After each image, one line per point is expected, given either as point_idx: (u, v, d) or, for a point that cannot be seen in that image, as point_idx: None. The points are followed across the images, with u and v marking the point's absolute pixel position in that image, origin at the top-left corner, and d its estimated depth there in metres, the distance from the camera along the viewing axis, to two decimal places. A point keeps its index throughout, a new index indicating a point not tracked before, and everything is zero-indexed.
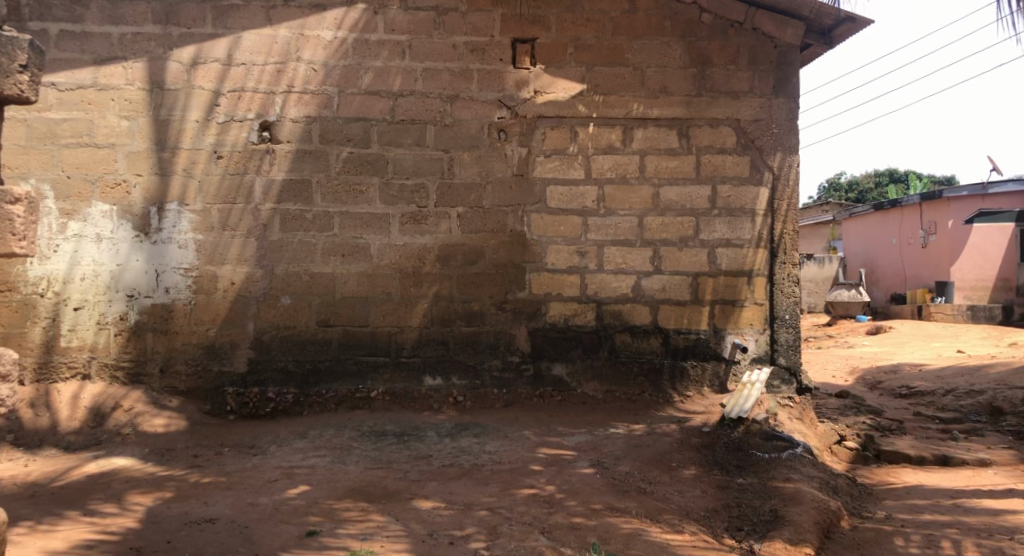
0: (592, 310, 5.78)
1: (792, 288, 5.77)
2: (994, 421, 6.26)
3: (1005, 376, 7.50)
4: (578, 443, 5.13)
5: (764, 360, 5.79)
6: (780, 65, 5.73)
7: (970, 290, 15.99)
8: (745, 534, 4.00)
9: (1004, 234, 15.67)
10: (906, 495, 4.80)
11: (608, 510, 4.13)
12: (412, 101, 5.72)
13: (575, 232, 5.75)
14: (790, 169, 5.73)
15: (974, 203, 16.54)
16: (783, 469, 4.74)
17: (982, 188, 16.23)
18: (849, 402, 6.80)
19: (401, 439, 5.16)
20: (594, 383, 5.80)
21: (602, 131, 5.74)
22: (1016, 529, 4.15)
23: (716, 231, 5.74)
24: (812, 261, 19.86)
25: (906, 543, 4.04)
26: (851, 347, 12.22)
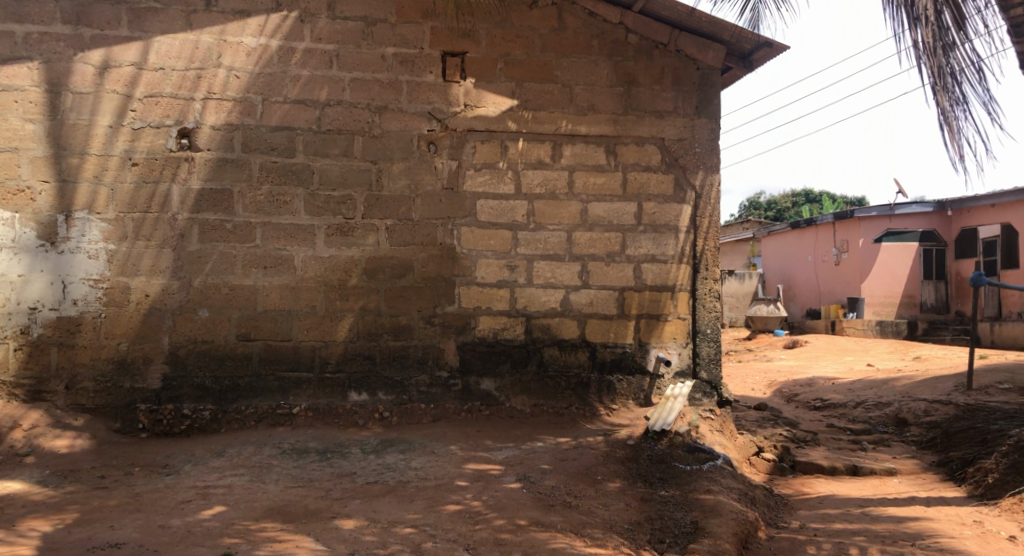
0: (522, 324, 5.78)
1: (713, 302, 5.92)
2: (900, 432, 6.57)
3: (910, 388, 7.89)
4: (507, 458, 5.11)
5: (686, 374, 5.91)
6: (702, 87, 5.90)
7: (879, 306, 16.97)
8: (666, 546, 4.06)
9: (908, 254, 16.90)
10: (819, 505, 4.97)
11: (533, 525, 4.13)
12: (339, 111, 5.64)
13: (504, 246, 5.76)
14: (711, 188, 5.90)
15: (882, 224, 17.07)
16: (704, 480, 4.83)
17: (889, 209, 16.85)
18: (767, 414, 7.00)
19: (324, 456, 5.04)
20: (523, 397, 5.80)
21: (531, 147, 5.78)
22: (919, 535, 4.34)
23: (643, 247, 5.85)
24: (734, 277, 20.48)
25: (818, 552, 4.18)
26: (770, 361, 12.61)
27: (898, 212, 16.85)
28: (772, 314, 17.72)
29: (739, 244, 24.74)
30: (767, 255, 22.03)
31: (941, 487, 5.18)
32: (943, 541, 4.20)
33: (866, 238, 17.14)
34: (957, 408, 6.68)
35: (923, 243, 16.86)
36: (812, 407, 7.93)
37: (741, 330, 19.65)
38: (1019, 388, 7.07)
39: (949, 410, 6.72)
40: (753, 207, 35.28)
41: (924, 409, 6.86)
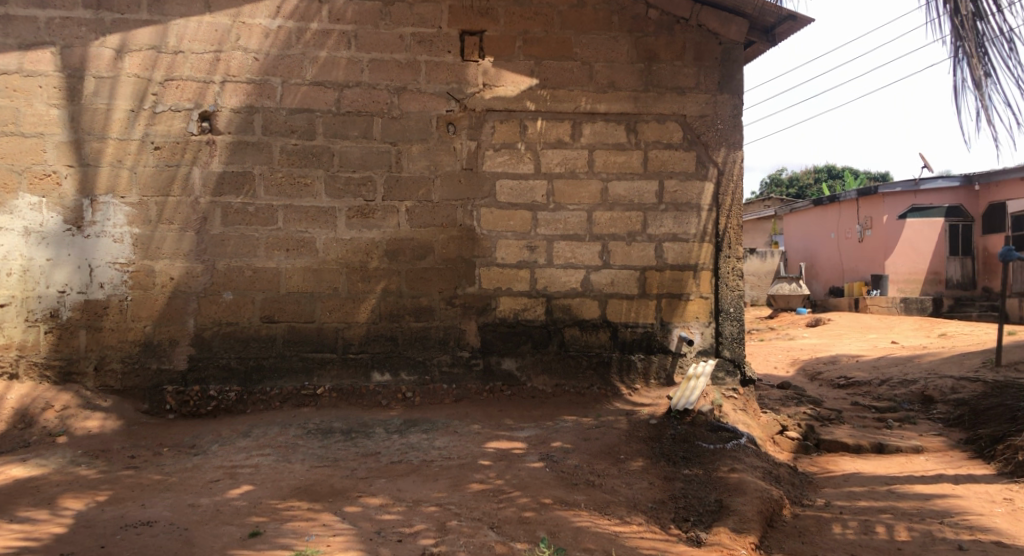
0: (542, 305, 5.78)
1: (736, 281, 5.87)
2: (925, 409, 6.52)
3: (935, 366, 7.80)
4: (529, 437, 5.14)
5: (709, 353, 5.88)
6: (724, 62, 5.82)
7: (902, 283, 16.75)
8: (691, 525, 4.08)
9: (934, 229, 16.64)
10: (844, 483, 4.98)
11: (557, 504, 4.15)
12: (358, 92, 5.62)
13: (524, 227, 5.74)
14: (733, 165, 5.82)
15: (907, 199, 16.77)
16: (727, 459, 4.84)
17: (914, 184, 16.51)
18: (790, 393, 6.96)
19: (349, 436, 5.09)
20: (544, 377, 5.81)
21: (551, 126, 5.74)
22: (946, 513, 4.40)
23: (664, 226, 5.80)
24: (753, 256, 20.31)
25: (844, 530, 4.26)
26: (791, 340, 12.56)
27: (924, 187, 16.55)
28: (794, 293, 17.54)
29: (758, 223, 24.50)
30: (789, 233, 21.82)
31: (969, 465, 5.14)
32: (971, 519, 4.26)
33: (890, 215, 16.91)
34: (984, 385, 6.61)
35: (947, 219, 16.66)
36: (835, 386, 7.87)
37: (760, 310, 19.54)
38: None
39: (976, 387, 6.64)
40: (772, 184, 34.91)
41: (950, 386, 6.79)
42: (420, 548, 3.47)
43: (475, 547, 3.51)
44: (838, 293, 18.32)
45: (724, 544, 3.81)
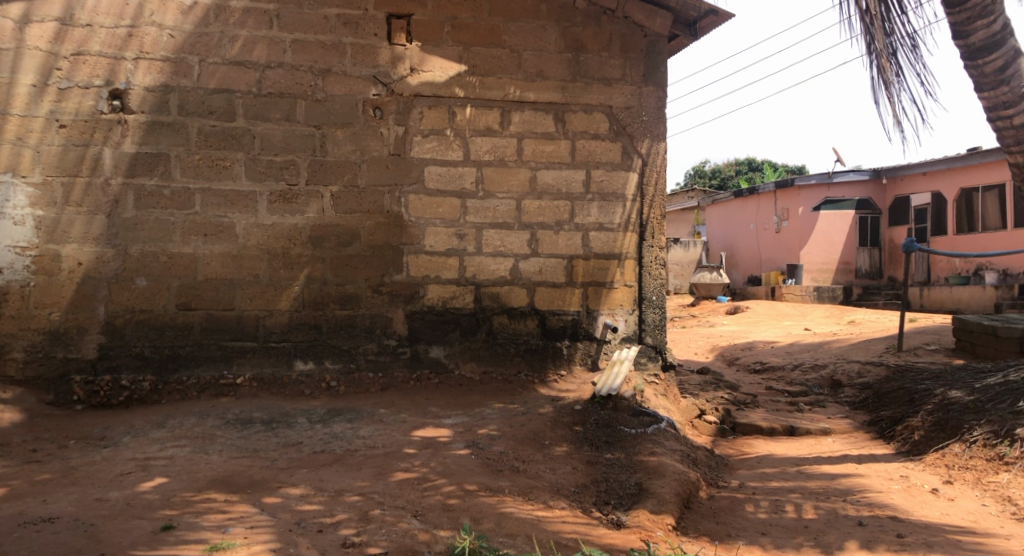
0: (470, 293, 5.76)
1: (659, 270, 5.99)
2: (834, 392, 6.85)
3: (844, 352, 8.17)
4: (455, 425, 5.14)
5: (632, 339, 5.99)
6: (649, 54, 5.91)
7: (816, 272, 17.58)
8: (612, 508, 4.17)
9: (844, 220, 17.53)
10: (757, 464, 5.19)
11: (482, 490, 4.17)
12: (280, 73, 5.47)
13: (453, 214, 5.70)
14: (657, 156, 5.93)
15: (820, 191, 17.51)
16: (648, 443, 4.98)
17: (828, 176, 17.24)
18: (709, 377, 7.18)
19: (270, 426, 4.97)
20: (472, 364, 5.80)
21: (479, 114, 5.70)
22: (849, 491, 4.66)
23: (590, 215, 5.86)
24: (677, 246, 20.60)
25: (756, 509, 4.45)
26: (711, 327, 12.96)
27: (836, 179, 17.35)
28: (715, 281, 17.99)
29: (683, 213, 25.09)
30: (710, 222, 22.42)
31: (872, 445, 5.44)
32: (871, 496, 4.53)
33: (806, 207, 17.52)
34: (887, 369, 6.99)
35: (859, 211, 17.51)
36: (752, 371, 8.16)
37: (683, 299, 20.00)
38: (945, 348, 7.38)
39: (880, 370, 7.02)
40: (697, 175, 35.78)
41: (857, 370, 7.15)
42: (340, 537, 3.42)
43: (397, 535, 3.48)
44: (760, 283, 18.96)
45: (642, 526, 3.90)
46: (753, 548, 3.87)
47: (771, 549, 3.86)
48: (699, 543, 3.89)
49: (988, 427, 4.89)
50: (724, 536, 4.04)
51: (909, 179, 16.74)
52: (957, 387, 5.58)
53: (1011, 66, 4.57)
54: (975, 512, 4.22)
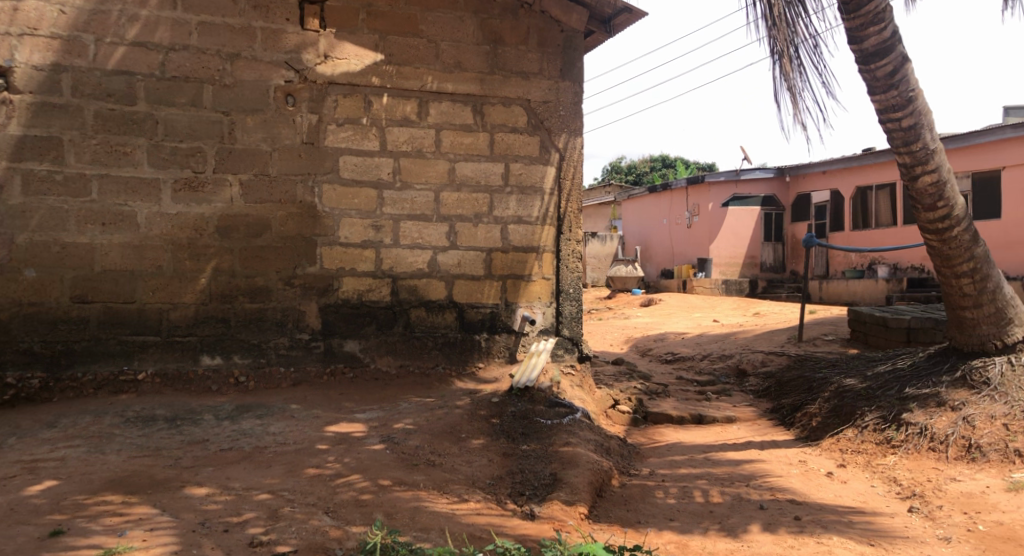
0: (387, 285, 5.68)
1: (576, 263, 6.07)
2: (740, 381, 7.13)
3: (748, 342, 8.53)
4: (370, 419, 5.06)
5: (550, 332, 6.05)
6: (565, 49, 5.97)
7: (724, 266, 18.37)
8: (526, 499, 4.20)
9: (751, 216, 18.26)
10: (667, 452, 5.34)
11: (396, 485, 4.12)
12: (185, 56, 5.23)
13: (369, 205, 5.61)
14: (574, 150, 6.00)
15: (728, 188, 18.21)
16: (563, 434, 5.04)
17: (736, 173, 17.93)
18: (624, 368, 7.34)
19: (173, 424, 4.76)
20: (388, 358, 5.72)
21: (396, 103, 5.62)
22: (752, 476, 4.86)
23: (509, 208, 5.87)
24: (597, 240, 20.91)
25: (666, 496, 4.57)
26: (626, 318, 13.27)
27: (743, 177, 18.03)
28: (630, 274, 18.49)
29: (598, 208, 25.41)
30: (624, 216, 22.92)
31: (773, 431, 5.70)
32: (772, 481, 4.73)
33: (715, 203, 18.29)
34: (788, 358, 7.34)
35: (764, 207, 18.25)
36: (664, 361, 8.40)
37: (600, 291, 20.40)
38: (841, 338, 7.80)
39: (782, 360, 7.36)
40: (612, 171, 36.43)
41: (761, 360, 7.48)
42: (246, 537, 3.30)
43: (307, 533, 3.39)
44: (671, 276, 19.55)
45: (555, 515, 3.94)
46: (662, 533, 3.97)
47: (679, 533, 3.97)
48: (610, 530, 3.97)
49: (878, 412, 5.20)
50: (634, 522, 4.13)
51: (808, 178, 17.52)
52: (851, 375, 5.91)
53: (899, 71, 4.86)
54: (865, 492, 4.47)
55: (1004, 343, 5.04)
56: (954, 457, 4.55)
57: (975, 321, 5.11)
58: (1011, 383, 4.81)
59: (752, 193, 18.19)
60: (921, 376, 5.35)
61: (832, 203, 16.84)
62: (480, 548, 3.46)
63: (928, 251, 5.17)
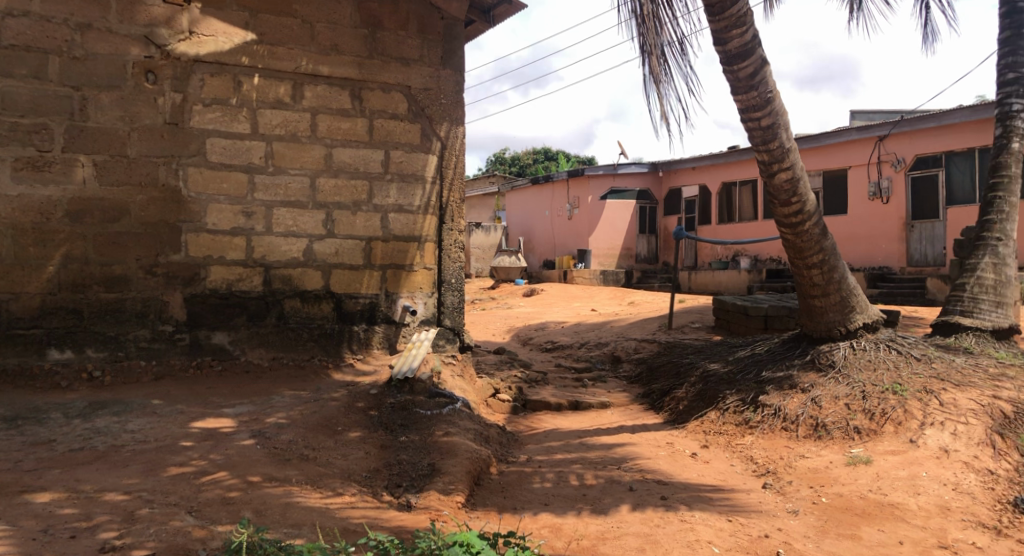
0: (260, 275, 5.46)
1: (458, 253, 6.07)
2: (614, 368, 7.40)
3: (623, 330, 8.85)
4: (240, 414, 4.85)
5: (431, 322, 6.02)
6: (446, 38, 5.93)
7: (603, 257, 18.96)
8: (403, 490, 4.16)
9: (627, 209, 18.94)
10: (545, 439, 5.46)
11: (266, 481, 3.95)
12: (26, 24, 4.80)
13: (239, 190, 5.36)
14: (456, 140, 5.98)
15: (607, 181, 18.82)
16: (442, 424, 5.02)
17: (613, 167, 18.63)
18: (505, 357, 7.43)
19: (13, 423, 4.35)
20: (260, 350, 5.51)
21: (268, 84, 5.40)
22: (624, 459, 5.03)
23: (389, 196, 5.78)
24: (479, 229, 20.68)
25: (541, 481, 4.66)
26: (510, 308, 13.41)
27: (620, 171, 18.74)
28: (513, 265, 18.69)
29: (482, 199, 25.39)
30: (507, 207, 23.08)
31: (644, 415, 5.96)
32: (642, 463, 4.91)
33: (594, 196, 18.85)
34: (659, 345, 7.68)
35: (639, 201, 19.04)
36: (543, 350, 8.57)
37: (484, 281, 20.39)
38: (707, 326, 8.27)
39: (654, 347, 7.69)
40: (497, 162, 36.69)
41: (635, 347, 7.79)
42: (96, 543, 3.03)
43: (167, 534, 3.16)
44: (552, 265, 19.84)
45: (432, 506, 3.92)
46: (537, 518, 4.02)
47: (553, 517, 4.05)
48: (485, 517, 3.99)
49: (739, 395, 5.53)
50: (510, 509, 4.18)
51: (679, 173, 18.46)
52: (715, 360, 6.25)
53: (758, 73, 5.15)
54: (725, 471, 4.73)
55: (848, 329, 5.50)
56: (804, 435, 4.90)
57: (823, 309, 5.53)
58: (852, 366, 5.27)
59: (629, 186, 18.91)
60: (776, 361, 5.75)
61: (701, 197, 17.88)
62: (352, 542, 3.36)
63: (783, 244, 5.52)
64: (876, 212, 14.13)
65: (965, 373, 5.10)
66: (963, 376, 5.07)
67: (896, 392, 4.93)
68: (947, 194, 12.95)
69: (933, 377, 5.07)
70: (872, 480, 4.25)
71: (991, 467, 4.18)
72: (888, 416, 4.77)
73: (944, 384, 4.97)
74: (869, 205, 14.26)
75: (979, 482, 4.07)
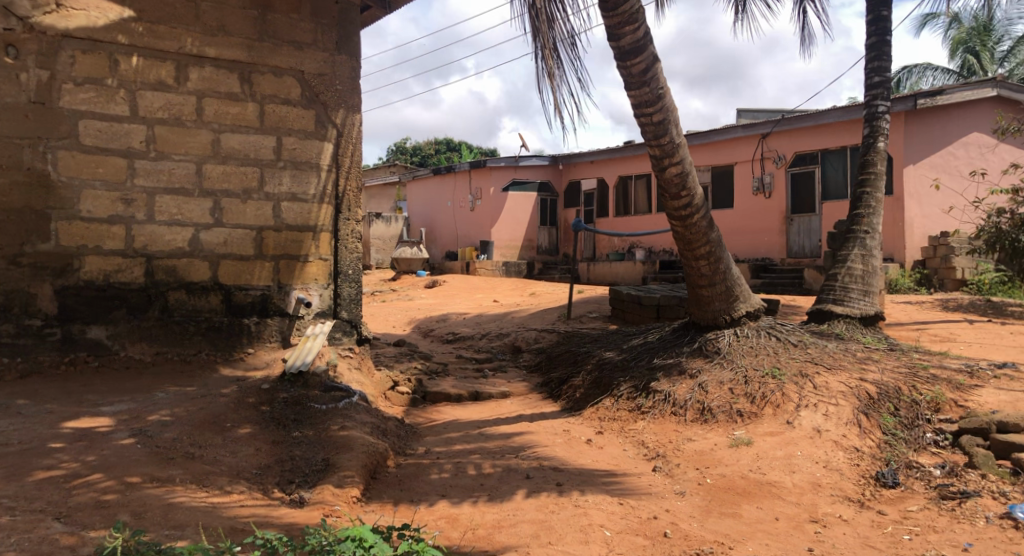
0: (141, 266, 5.18)
1: (356, 243, 5.94)
2: (515, 358, 7.49)
3: (523, 321, 8.96)
4: (118, 412, 4.56)
5: (327, 314, 5.88)
6: (341, 23, 5.79)
7: (505, 249, 19.13)
8: (295, 486, 4.05)
9: (528, 201, 19.17)
10: (443, 430, 5.44)
11: (147, 482, 3.70)
12: None
13: (117, 176, 5.06)
14: (353, 127, 5.85)
15: (508, 173, 18.98)
16: (338, 418, 4.92)
17: (514, 160, 18.75)
18: (404, 349, 7.37)
19: None
20: (142, 345, 5.24)
21: (149, 65, 5.11)
22: (522, 447, 5.08)
23: (282, 184, 5.60)
24: (382, 221, 20.23)
25: (439, 472, 4.64)
26: (410, 300, 13.32)
27: (521, 163, 18.89)
28: (415, 256, 18.55)
29: (382, 189, 25.03)
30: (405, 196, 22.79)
31: (542, 404, 6.06)
32: (539, 451, 4.98)
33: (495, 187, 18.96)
34: (557, 334, 7.82)
35: (540, 193, 19.27)
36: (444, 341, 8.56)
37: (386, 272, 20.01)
38: (604, 315, 8.50)
39: (552, 336, 7.83)
40: (397, 152, 36.24)
41: (534, 337, 7.92)
42: None
43: (30, 543, 2.87)
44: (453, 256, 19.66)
45: (325, 501, 3.83)
46: (433, 510, 4.00)
47: (449, 507, 4.04)
48: (380, 511, 3.93)
49: (631, 383, 5.70)
50: (407, 501, 4.14)
51: (578, 165, 18.78)
52: (610, 348, 6.43)
53: (651, 69, 5.29)
54: (618, 456, 4.86)
55: (732, 317, 5.77)
56: (691, 419, 5.10)
57: (710, 299, 5.77)
58: (735, 352, 5.54)
59: (529, 178, 19.11)
60: (666, 348, 5.96)
61: (599, 191, 18.36)
62: (239, 541, 3.21)
63: (673, 236, 5.72)
64: (761, 206, 14.84)
65: (836, 357, 5.46)
66: (834, 359, 5.42)
67: (775, 376, 5.21)
68: (822, 190, 13.81)
69: (808, 361, 5.40)
70: (752, 460, 4.47)
71: (857, 444, 4.48)
72: (767, 400, 5.03)
73: (818, 368, 5.30)
74: (753, 199, 14.95)
75: (846, 459, 4.36)
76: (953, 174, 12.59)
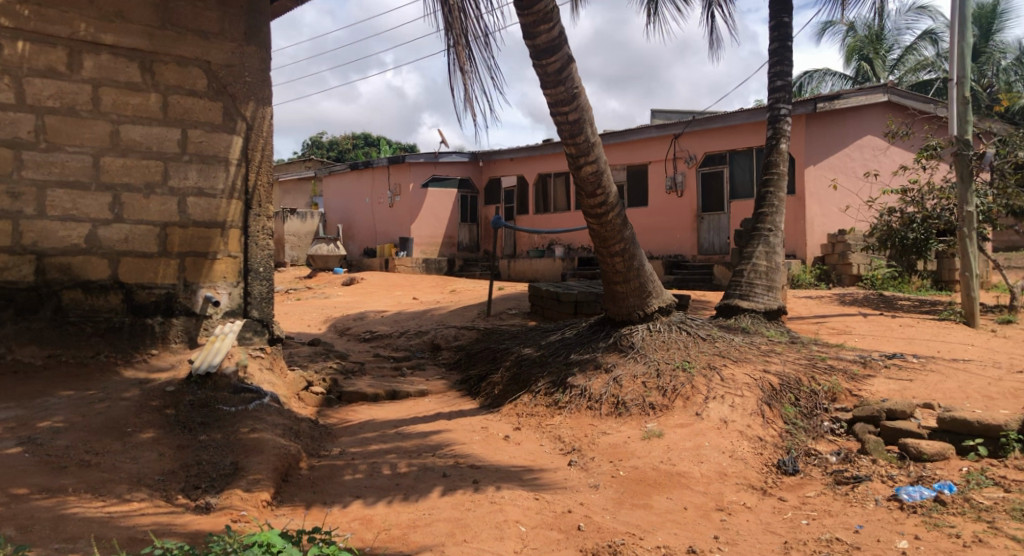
0: (30, 263, 4.89)
1: (267, 240, 5.77)
2: (433, 355, 7.47)
3: (443, 318, 8.94)
4: (4, 419, 4.27)
5: (237, 313, 5.68)
6: (250, 12, 5.59)
7: (426, 246, 19.00)
8: (201, 492, 3.89)
9: (448, 198, 19.13)
10: (358, 430, 5.36)
11: (35, 493, 3.47)
12: None
13: (2, 168, 4.77)
14: (263, 121, 5.68)
15: (428, 169, 18.88)
16: (248, 420, 4.76)
17: (434, 156, 18.69)
18: (319, 348, 7.23)
19: None
20: (32, 347, 4.95)
21: (37, 51, 4.83)
22: (439, 446, 5.04)
23: (187, 178, 5.38)
24: (297, 216, 19.79)
25: (353, 473, 4.57)
26: (327, 297, 13.08)
27: (442, 159, 18.85)
28: (330, 253, 18.17)
29: (301, 184, 24.45)
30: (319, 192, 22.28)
31: (460, 402, 6.06)
32: (456, 448, 4.96)
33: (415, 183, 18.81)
34: (477, 331, 7.82)
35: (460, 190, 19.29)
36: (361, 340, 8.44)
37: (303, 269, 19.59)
38: (523, 312, 8.57)
39: (471, 333, 7.83)
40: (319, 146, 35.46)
41: (453, 334, 7.91)
42: None
43: None
44: (371, 253, 19.37)
45: (233, 506, 3.68)
46: (346, 511, 3.93)
47: (362, 508, 3.98)
48: (290, 514, 3.83)
49: (548, 378, 5.75)
50: (320, 503, 4.05)
51: (501, 162, 18.85)
52: (528, 345, 6.48)
53: (565, 69, 5.35)
54: (534, 451, 4.89)
55: (645, 312, 5.90)
56: (606, 413, 5.18)
57: (624, 295, 5.89)
58: (648, 347, 5.67)
59: (450, 175, 19.08)
60: (583, 344, 6.04)
61: (519, 188, 18.52)
62: (137, 551, 3.03)
63: (589, 233, 5.80)
64: (672, 204, 15.26)
65: (742, 350, 5.67)
66: (740, 352, 5.64)
67: (685, 369, 5.37)
68: (730, 188, 14.32)
69: (716, 354, 5.59)
70: (663, 451, 4.57)
71: (760, 434, 4.66)
72: (678, 392, 5.17)
73: (725, 360, 5.49)
74: (665, 197, 15.37)
75: (750, 448, 4.52)
76: (850, 175, 13.25)
